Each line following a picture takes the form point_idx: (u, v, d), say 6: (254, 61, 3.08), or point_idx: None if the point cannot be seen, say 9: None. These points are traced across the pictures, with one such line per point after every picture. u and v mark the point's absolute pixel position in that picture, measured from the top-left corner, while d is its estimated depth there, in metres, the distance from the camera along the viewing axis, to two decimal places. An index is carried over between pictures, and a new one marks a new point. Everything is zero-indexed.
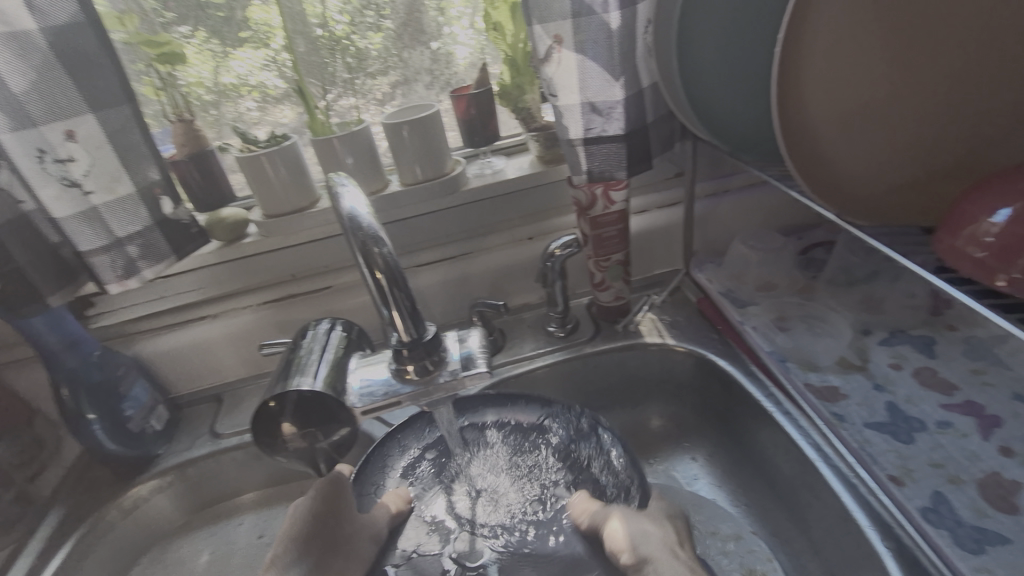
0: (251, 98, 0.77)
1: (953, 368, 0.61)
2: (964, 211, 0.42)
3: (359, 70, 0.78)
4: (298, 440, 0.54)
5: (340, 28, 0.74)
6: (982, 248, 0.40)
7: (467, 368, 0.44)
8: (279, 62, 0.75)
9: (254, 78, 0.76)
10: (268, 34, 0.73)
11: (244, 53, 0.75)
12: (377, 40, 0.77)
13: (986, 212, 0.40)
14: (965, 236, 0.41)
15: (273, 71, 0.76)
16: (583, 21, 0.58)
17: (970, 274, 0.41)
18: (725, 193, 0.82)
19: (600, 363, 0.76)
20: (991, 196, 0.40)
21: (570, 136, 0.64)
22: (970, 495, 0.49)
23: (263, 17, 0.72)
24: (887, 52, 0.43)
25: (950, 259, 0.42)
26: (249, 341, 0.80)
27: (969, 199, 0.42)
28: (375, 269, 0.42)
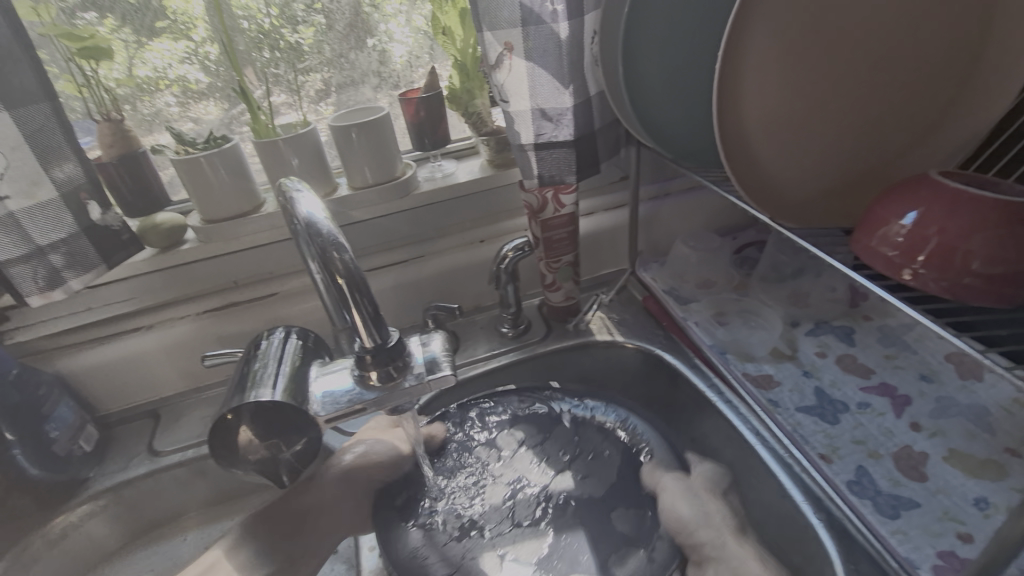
0: (171, 92, 0.73)
1: (869, 354, 0.67)
2: (877, 215, 0.46)
3: (291, 66, 0.76)
4: (259, 451, 0.53)
5: (268, 21, 0.72)
6: (893, 247, 0.44)
7: (432, 372, 0.45)
8: (202, 55, 0.71)
9: (173, 71, 0.71)
10: (188, 25, 0.69)
11: (161, 45, 0.70)
12: (309, 34, 0.75)
13: (896, 215, 0.44)
14: (878, 236, 0.45)
15: (194, 64, 0.72)
16: (531, 29, 0.60)
17: (881, 270, 0.45)
18: (666, 196, 0.87)
19: (554, 361, 0.78)
20: (901, 201, 0.45)
21: (522, 141, 0.65)
22: (887, 467, 0.54)
23: (181, 7, 0.68)
24: (809, 71, 0.48)
25: (865, 257, 0.47)
26: (188, 352, 0.76)
27: (881, 204, 0.46)
28: (335, 275, 0.41)
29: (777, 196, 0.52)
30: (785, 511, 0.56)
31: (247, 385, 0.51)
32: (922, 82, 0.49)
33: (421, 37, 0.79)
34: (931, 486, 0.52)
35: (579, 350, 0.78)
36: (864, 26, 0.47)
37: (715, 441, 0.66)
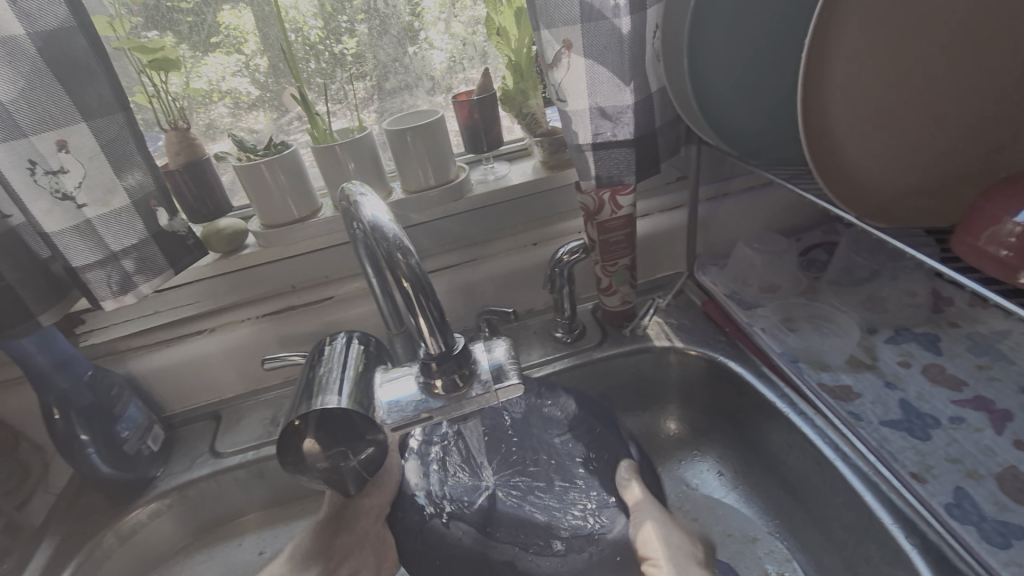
0: (223, 104, 0.75)
1: (958, 364, 0.62)
2: (984, 213, 0.42)
3: (333, 77, 0.76)
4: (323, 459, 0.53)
5: (314, 33, 0.73)
6: (1005, 248, 0.40)
7: (499, 380, 0.44)
8: (252, 68, 0.74)
9: (226, 84, 0.74)
10: (240, 39, 0.72)
11: (216, 59, 0.72)
12: (352, 45, 0.75)
13: (1007, 212, 0.40)
14: (987, 236, 0.41)
15: (245, 77, 0.74)
16: (592, 26, 0.58)
17: (992, 274, 0.41)
18: (726, 196, 0.83)
19: (610, 367, 0.75)
20: (1012, 198, 0.40)
21: (579, 141, 0.64)
22: (990, 489, 0.49)
23: (234, 22, 0.71)
24: (905, 54, 0.44)
25: (972, 259, 0.43)
26: (248, 355, 0.78)
27: (988, 200, 0.42)
28: (400, 278, 0.40)
29: (866, 191, 0.49)
30: (872, 536, 0.51)
31: (313, 390, 0.51)
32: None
33: (460, 45, 0.79)
34: None
35: (639, 357, 0.75)
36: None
37: (785, 455, 0.62)
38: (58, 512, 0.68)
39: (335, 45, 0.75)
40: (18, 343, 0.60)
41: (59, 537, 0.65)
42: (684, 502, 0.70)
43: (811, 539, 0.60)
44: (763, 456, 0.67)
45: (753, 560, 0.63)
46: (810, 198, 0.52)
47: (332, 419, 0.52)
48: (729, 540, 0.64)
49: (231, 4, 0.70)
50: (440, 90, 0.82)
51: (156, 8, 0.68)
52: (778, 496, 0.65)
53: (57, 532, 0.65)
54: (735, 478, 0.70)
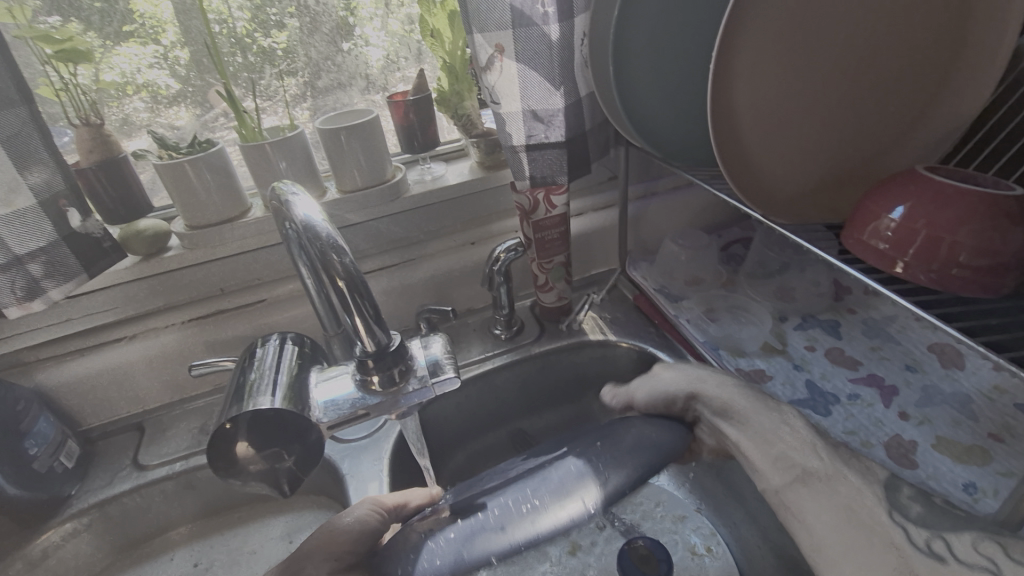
0: (139, 98, 0.71)
1: (855, 346, 0.69)
2: (868, 210, 0.47)
3: (263, 70, 0.74)
4: (256, 462, 0.51)
5: (240, 25, 0.70)
6: (883, 241, 0.45)
7: (436, 374, 0.45)
8: (171, 60, 0.70)
9: (142, 76, 0.69)
10: (157, 29, 0.68)
11: (129, 49, 0.68)
12: (283, 38, 0.73)
13: (886, 209, 0.45)
14: (869, 231, 0.46)
15: (162, 69, 0.70)
16: (522, 31, 0.60)
17: (873, 264, 0.46)
18: (653, 196, 0.88)
19: (547, 362, 0.78)
20: (889, 197, 0.46)
21: (513, 142, 0.66)
22: (880, 456, 0.55)
23: (150, 10, 0.67)
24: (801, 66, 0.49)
25: (858, 251, 0.48)
26: (173, 363, 0.74)
27: (871, 198, 0.47)
28: (334, 277, 0.40)
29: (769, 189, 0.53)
30: None
31: (246, 390, 0.49)
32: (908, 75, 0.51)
33: (396, 43, 0.80)
34: (922, 473, 0.53)
35: (576, 350, 0.78)
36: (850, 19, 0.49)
37: None
38: None
39: (265, 41, 0.72)
40: None
41: None
42: None
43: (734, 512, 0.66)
44: None
45: (681, 538, 0.65)
46: (722, 196, 0.57)
47: (265, 423, 0.51)
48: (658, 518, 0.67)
49: None
50: (375, 89, 0.82)
51: None
52: (704, 474, 0.70)
53: None
54: None
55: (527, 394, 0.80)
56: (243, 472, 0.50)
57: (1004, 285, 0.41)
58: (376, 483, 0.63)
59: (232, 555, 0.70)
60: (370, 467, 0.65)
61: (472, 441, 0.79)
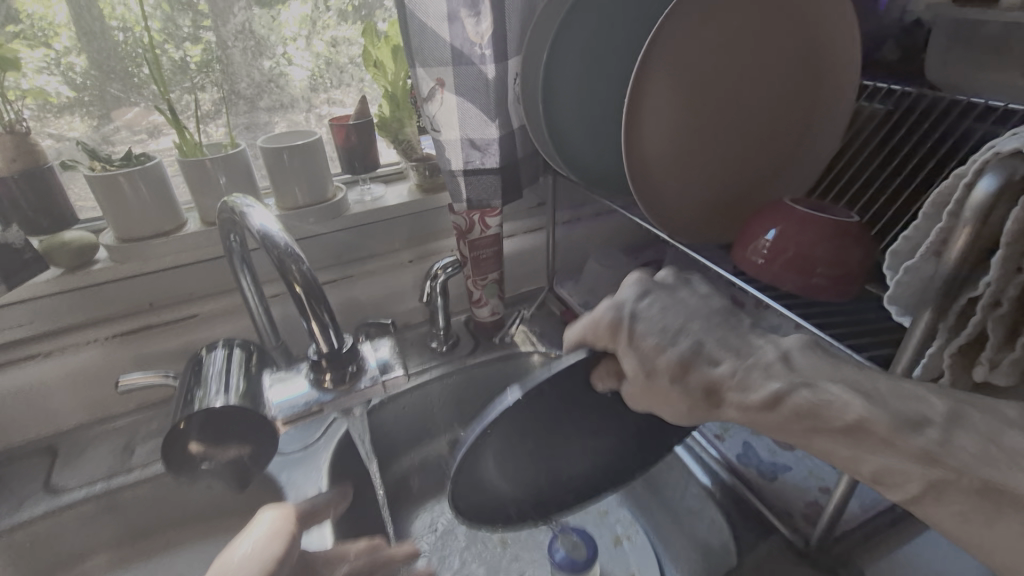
0: (26, 104, 0.68)
1: None
2: (750, 231, 0.57)
3: (176, 82, 0.74)
4: (211, 461, 0.51)
5: (149, 35, 0.70)
6: (761, 257, 0.55)
7: (386, 373, 0.49)
8: (63, 65, 0.69)
9: (29, 81, 0.67)
10: (49, 32, 0.67)
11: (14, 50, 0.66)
12: (196, 51, 0.74)
13: (763, 231, 0.55)
14: (751, 248, 0.56)
15: (54, 75, 0.69)
16: (461, 69, 0.67)
17: (755, 275, 0.56)
18: (578, 220, 0.97)
19: (481, 373, 0.83)
20: (765, 221, 0.56)
21: (451, 167, 0.72)
22: (767, 441, 0.65)
23: (40, 11, 0.66)
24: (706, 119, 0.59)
25: (744, 266, 0.57)
26: (95, 381, 0.71)
27: (752, 222, 0.57)
28: (292, 282, 0.43)
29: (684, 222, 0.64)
30: (691, 487, 0.65)
31: (195, 400, 0.50)
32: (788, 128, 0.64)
33: (322, 64, 0.82)
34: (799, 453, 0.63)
35: (508, 362, 0.84)
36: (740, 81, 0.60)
37: None
38: None
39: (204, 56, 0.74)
40: None
41: None
42: None
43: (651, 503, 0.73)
44: None
45: (605, 527, 0.73)
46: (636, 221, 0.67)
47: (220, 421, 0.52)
48: (587, 515, 0.74)
49: None
50: (303, 109, 0.84)
51: None
52: None
53: None
54: None
55: (462, 405, 0.84)
56: (200, 469, 0.51)
57: (850, 291, 0.53)
58: (315, 491, 0.66)
59: None
60: (311, 477, 0.67)
61: (410, 452, 0.82)
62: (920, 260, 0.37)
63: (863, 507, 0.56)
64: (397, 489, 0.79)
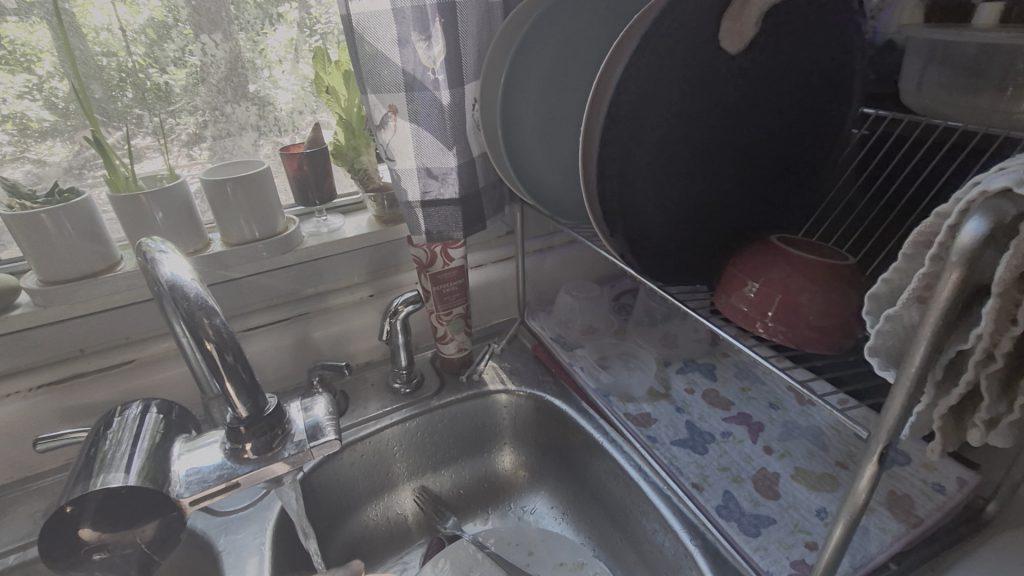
0: (2, 130, 0.64)
1: (728, 388, 0.75)
2: (733, 277, 0.53)
3: (161, 107, 0.70)
4: (102, 548, 0.45)
5: (132, 60, 0.67)
6: (747, 303, 0.50)
7: (314, 438, 0.44)
8: (47, 90, 0.65)
9: (8, 106, 0.63)
10: (33, 57, 0.63)
11: None
12: (182, 76, 0.70)
13: (748, 276, 0.51)
14: (735, 294, 0.52)
15: (37, 100, 0.64)
16: (415, 93, 0.63)
17: (741, 324, 0.51)
18: (550, 249, 0.93)
19: (446, 414, 0.78)
20: (751, 266, 0.52)
21: (409, 198, 0.68)
22: (748, 489, 0.60)
23: (23, 37, 0.62)
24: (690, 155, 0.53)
25: (728, 313, 0.52)
26: (16, 436, 0.65)
27: (735, 266, 0.53)
28: (204, 340, 0.38)
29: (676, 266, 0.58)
30: (668, 542, 0.59)
31: (87, 475, 0.44)
32: (778, 161, 0.58)
33: (307, 88, 0.78)
34: (783, 502, 0.58)
35: (476, 402, 0.79)
36: (733, 113, 0.53)
37: (605, 481, 0.70)
38: None
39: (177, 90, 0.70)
40: None
41: None
42: (519, 534, 0.74)
43: (628, 557, 0.67)
44: (587, 484, 0.74)
45: None
46: (602, 254, 0.63)
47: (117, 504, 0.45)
48: (561, 568, 0.69)
49: (19, 16, 0.61)
50: (287, 133, 0.80)
51: None
52: (601, 520, 0.72)
53: None
54: (564, 509, 0.77)
55: (427, 449, 0.79)
56: (89, 556, 0.45)
57: (842, 343, 0.48)
58: (256, 558, 0.58)
59: None
60: (252, 541, 0.59)
61: (367, 506, 0.75)
62: (902, 307, 0.33)
63: (854, 566, 0.50)
64: (353, 548, 0.72)
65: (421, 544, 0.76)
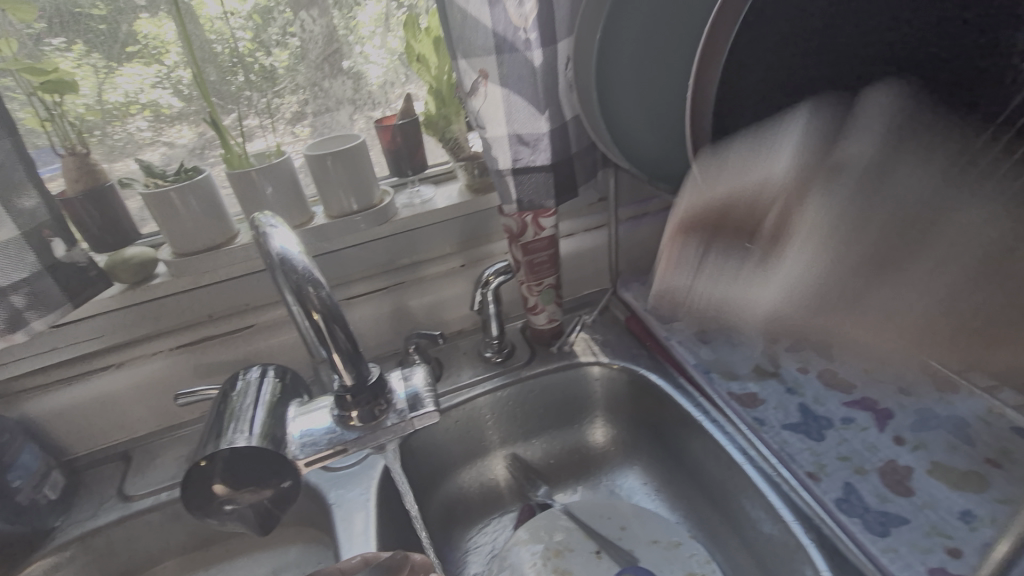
0: (143, 117, 0.71)
1: (849, 368, 0.68)
2: None
3: (265, 88, 0.74)
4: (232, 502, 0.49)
5: (242, 45, 0.70)
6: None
7: (414, 408, 0.45)
8: (174, 79, 0.70)
9: (145, 96, 0.70)
10: (161, 49, 0.68)
11: (132, 69, 0.68)
12: (284, 57, 0.73)
13: None
14: None
15: (167, 88, 0.70)
16: (506, 57, 0.60)
17: None
18: (645, 216, 0.88)
19: (537, 385, 0.78)
20: None
21: (499, 166, 0.66)
22: (874, 483, 0.54)
23: (153, 31, 0.67)
24: None
25: None
26: (161, 390, 0.74)
27: None
28: (311, 310, 0.40)
29: None
30: (777, 533, 0.55)
31: (218, 436, 0.47)
32: None
33: (397, 60, 0.78)
34: (917, 500, 0.52)
35: (567, 373, 0.78)
36: None
37: (704, 461, 0.66)
38: None
39: (278, 66, 0.73)
40: None
41: None
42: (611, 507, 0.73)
43: (729, 542, 0.64)
44: (684, 463, 0.71)
45: (677, 564, 0.65)
46: (707, 222, 0.58)
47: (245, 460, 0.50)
48: (655, 546, 0.67)
49: (150, 12, 0.66)
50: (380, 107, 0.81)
51: (63, 14, 0.63)
52: (699, 501, 0.69)
53: None
54: (660, 485, 0.74)
55: (518, 418, 0.79)
56: (220, 511, 0.49)
57: None
58: (363, 514, 0.62)
59: None
60: (358, 497, 0.64)
61: (462, 470, 0.78)
62: None
63: None
64: (449, 510, 0.75)
65: (511, 510, 0.77)
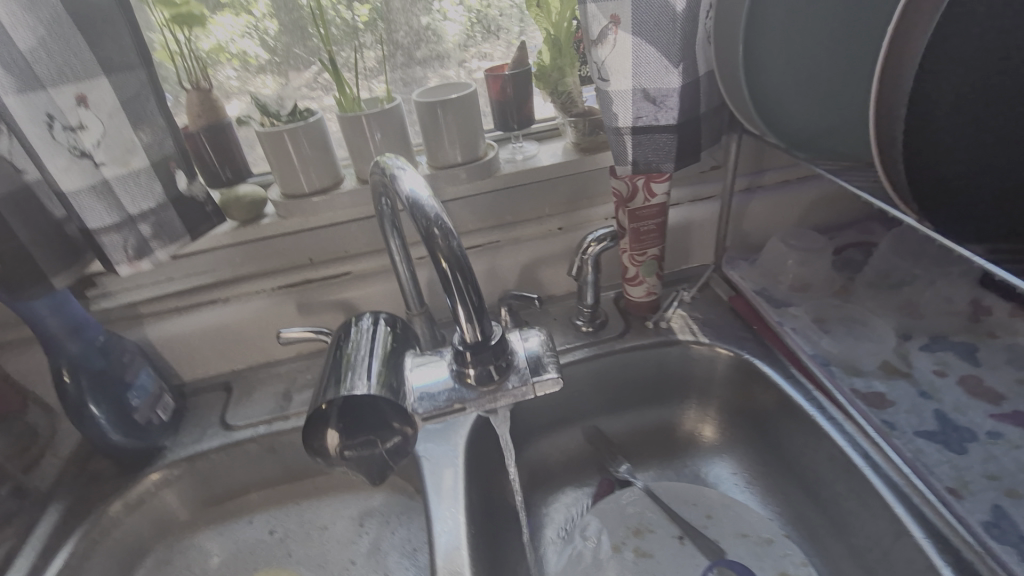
0: (231, 66, 0.71)
1: (998, 376, 0.60)
2: None
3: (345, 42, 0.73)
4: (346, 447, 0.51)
5: None
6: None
7: (537, 373, 0.43)
8: (261, 30, 0.70)
9: (235, 45, 0.70)
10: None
11: (223, 19, 0.68)
12: (363, 12, 0.72)
13: None
14: None
15: (254, 39, 0.70)
16: (643, 1, 0.55)
17: None
18: (759, 188, 0.81)
19: (629, 359, 0.74)
20: None
21: (618, 124, 0.61)
22: None
23: None
24: None
25: None
26: (263, 327, 0.76)
27: None
28: (439, 257, 0.38)
29: None
30: (901, 549, 0.50)
31: (337, 383, 0.48)
32: None
33: (473, 18, 0.76)
34: None
35: (662, 351, 0.74)
36: None
37: (812, 458, 0.61)
38: (67, 477, 0.68)
39: (401, 15, 0.73)
40: (29, 305, 0.60)
41: (68, 502, 0.65)
42: (697, 495, 0.69)
43: (831, 546, 0.60)
44: (785, 458, 0.66)
45: (769, 562, 0.61)
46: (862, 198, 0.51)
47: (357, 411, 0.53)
48: (746, 540, 0.63)
49: None
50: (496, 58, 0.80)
51: None
52: (799, 500, 0.64)
53: (66, 497, 0.65)
54: (754, 477, 0.70)
55: (606, 391, 0.77)
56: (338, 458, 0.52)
57: None
58: (452, 470, 0.62)
59: (309, 522, 0.72)
60: (447, 453, 0.64)
61: (544, 436, 0.77)
62: None
63: None
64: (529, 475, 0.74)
65: (591, 482, 0.74)
